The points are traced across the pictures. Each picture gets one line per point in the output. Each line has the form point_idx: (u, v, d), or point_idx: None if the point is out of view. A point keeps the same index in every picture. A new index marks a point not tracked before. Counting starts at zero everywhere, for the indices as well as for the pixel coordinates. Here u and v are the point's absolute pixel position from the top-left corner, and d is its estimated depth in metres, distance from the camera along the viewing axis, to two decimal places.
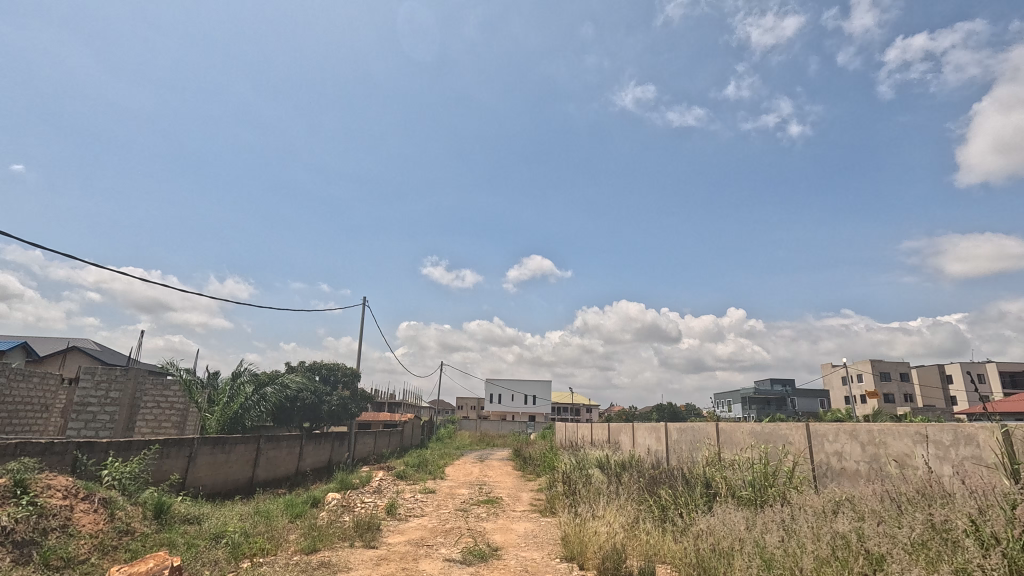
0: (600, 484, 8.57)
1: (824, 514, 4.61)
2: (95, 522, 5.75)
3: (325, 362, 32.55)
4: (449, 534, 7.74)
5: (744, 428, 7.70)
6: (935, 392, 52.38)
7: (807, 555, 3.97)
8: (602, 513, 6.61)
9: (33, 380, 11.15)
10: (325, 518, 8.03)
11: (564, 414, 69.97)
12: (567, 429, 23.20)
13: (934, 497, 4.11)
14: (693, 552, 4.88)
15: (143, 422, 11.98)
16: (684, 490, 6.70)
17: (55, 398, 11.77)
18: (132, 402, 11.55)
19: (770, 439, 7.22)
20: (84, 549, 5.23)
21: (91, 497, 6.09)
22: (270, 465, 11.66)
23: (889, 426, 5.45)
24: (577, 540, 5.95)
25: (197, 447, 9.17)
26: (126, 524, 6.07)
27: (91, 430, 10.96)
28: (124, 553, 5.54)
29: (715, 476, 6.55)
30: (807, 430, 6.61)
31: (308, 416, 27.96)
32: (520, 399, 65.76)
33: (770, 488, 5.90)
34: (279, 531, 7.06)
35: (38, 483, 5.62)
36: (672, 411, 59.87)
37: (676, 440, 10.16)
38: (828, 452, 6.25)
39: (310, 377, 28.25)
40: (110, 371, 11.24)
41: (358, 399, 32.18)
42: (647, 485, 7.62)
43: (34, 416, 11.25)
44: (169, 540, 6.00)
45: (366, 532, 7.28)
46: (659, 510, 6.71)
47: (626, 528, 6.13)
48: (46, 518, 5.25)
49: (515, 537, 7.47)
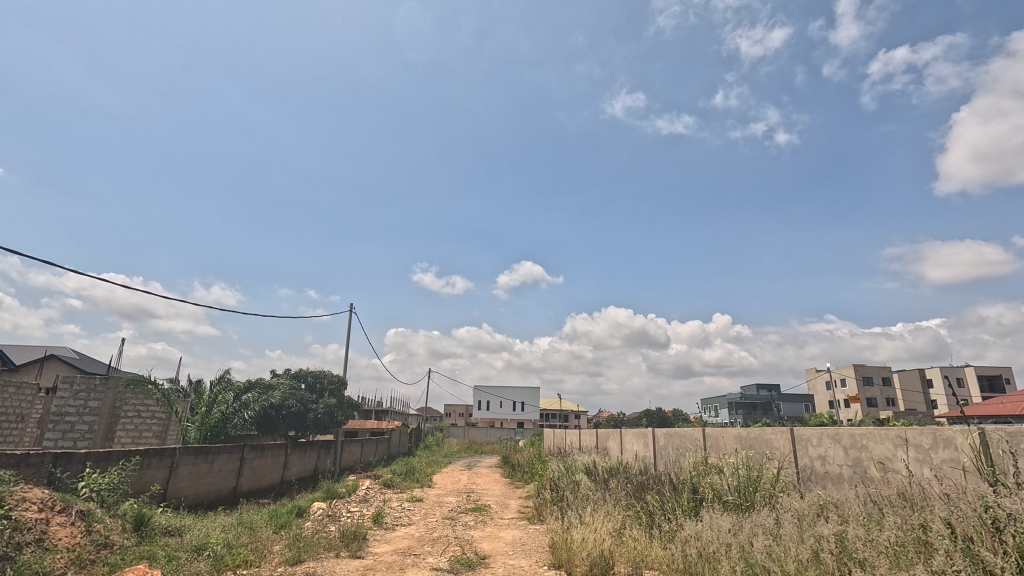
0: (588, 491, 8.58)
1: (806, 519, 4.64)
2: (72, 536, 5.61)
3: (311, 370, 32.19)
4: (437, 542, 7.68)
5: (731, 433, 7.78)
6: (918, 397, 53.26)
7: (789, 558, 4.03)
8: (590, 520, 6.60)
9: (9, 390, 10.88)
10: (311, 527, 7.98)
11: (553, 419, 70.01)
12: (556, 436, 23.32)
13: (914, 499, 4.18)
14: (680, 558, 4.91)
15: (123, 432, 11.65)
16: (672, 496, 6.71)
17: (32, 408, 11.51)
18: (112, 412, 11.27)
19: (755, 444, 7.31)
20: (60, 563, 5.11)
21: (68, 510, 5.94)
22: (254, 475, 11.49)
23: (872, 430, 5.57)
24: (564, 547, 5.91)
25: (179, 457, 9.02)
26: (105, 538, 5.94)
27: (69, 440, 10.71)
28: (102, 567, 5.43)
29: (701, 481, 6.58)
30: (792, 435, 6.66)
31: (293, 425, 27.63)
32: (509, 406, 65.54)
33: (757, 492, 5.94)
34: (264, 543, 6.95)
35: (13, 495, 5.47)
36: (661, 415, 60.17)
37: (664, 446, 10.19)
38: (812, 457, 6.32)
39: (295, 385, 27.92)
40: (89, 380, 11.09)
41: (344, 407, 31.88)
42: (635, 491, 7.65)
43: (10, 426, 11.01)
44: (150, 553, 5.89)
45: (352, 542, 7.21)
46: (646, 516, 6.71)
47: (613, 535, 6.14)
48: (20, 532, 5.11)
49: (503, 545, 7.44)
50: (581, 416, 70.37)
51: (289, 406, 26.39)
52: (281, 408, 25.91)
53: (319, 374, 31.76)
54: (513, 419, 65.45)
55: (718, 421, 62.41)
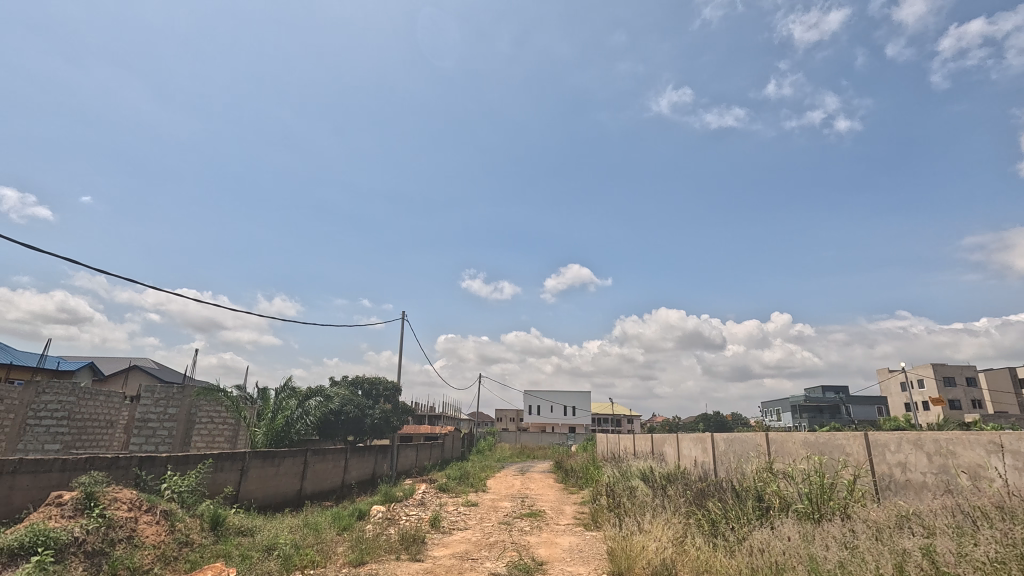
0: (646, 497, 8.37)
1: (886, 531, 4.33)
2: (158, 534, 6.03)
3: (367, 376, 33.23)
4: (494, 547, 7.70)
5: (797, 437, 7.38)
6: (1009, 399, 48.70)
7: (867, 572, 3.78)
8: (649, 528, 6.42)
9: (99, 399, 11.81)
10: (372, 530, 8.20)
11: (606, 424, 68.88)
12: (610, 441, 22.93)
13: (1012, 511, 3.82)
14: (747, 568, 4.72)
15: (198, 437, 12.52)
16: (735, 504, 6.44)
17: (119, 415, 12.48)
18: (188, 418, 12.13)
19: (826, 450, 6.90)
20: (148, 558, 5.50)
21: (153, 509, 6.39)
22: (317, 477, 11.96)
23: (959, 435, 5.13)
24: (623, 555, 5.79)
25: (248, 461, 9.51)
26: (186, 536, 6.34)
27: (151, 445, 11.56)
28: (184, 564, 5.81)
29: (767, 488, 6.27)
30: (867, 440, 6.23)
31: (352, 430, 28.58)
32: (559, 410, 65.15)
33: (829, 501, 5.60)
34: (328, 544, 7.21)
35: (106, 495, 5.95)
36: (719, 420, 57.99)
37: (724, 452, 9.79)
38: (890, 464, 5.88)
39: (352, 391, 28.90)
40: (168, 389, 11.89)
41: (399, 412, 32.73)
42: (694, 498, 7.40)
43: (100, 432, 11.96)
44: (226, 552, 6.24)
45: (412, 545, 7.35)
46: (709, 524, 6.46)
47: (675, 543, 5.95)
48: (114, 529, 5.55)
49: (559, 551, 7.36)
50: (634, 421, 68.94)
51: (347, 412, 27.32)
52: (340, 414, 26.88)
53: (375, 381, 32.59)
54: (564, 424, 65.02)
55: (781, 426, 59.37)
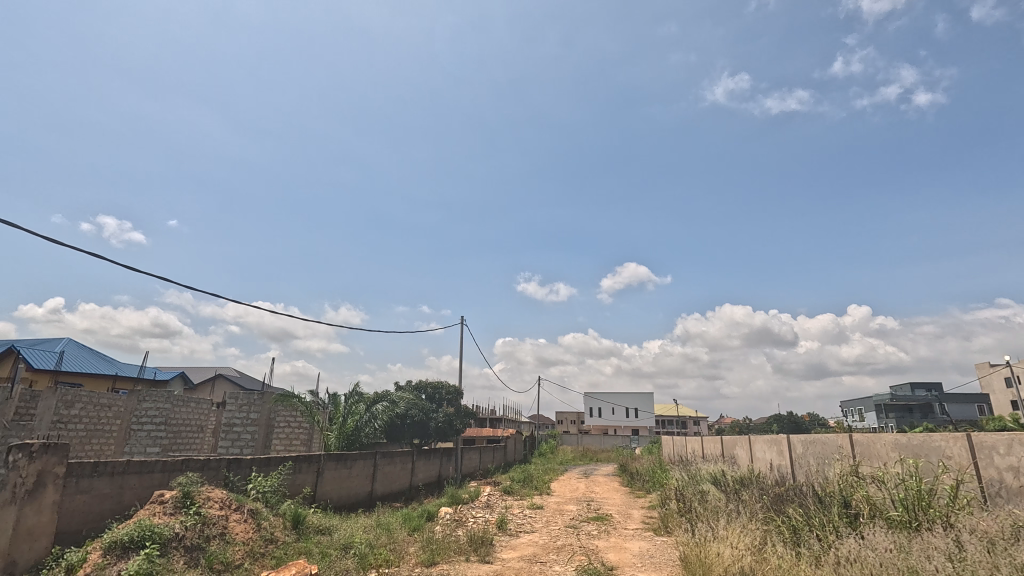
0: (718, 502, 8.02)
1: (999, 542, 3.91)
2: (246, 531, 6.45)
3: (430, 380, 34.07)
4: (562, 551, 7.64)
5: (886, 438, 6.83)
6: None
7: None
8: (724, 534, 6.15)
9: (191, 405, 12.82)
10: (441, 531, 8.38)
11: (670, 426, 66.84)
12: (676, 444, 22.23)
13: None
14: None
15: (277, 441, 13.29)
16: (819, 510, 6.04)
17: (208, 420, 13.48)
18: (268, 423, 12.92)
19: (920, 452, 6.34)
20: (239, 554, 5.90)
21: (241, 508, 6.85)
22: (386, 479, 12.38)
23: None
24: (698, 562, 5.57)
25: (323, 463, 9.98)
26: (271, 534, 6.75)
27: (237, 448, 12.40)
28: (271, 559, 6.18)
29: (855, 494, 5.83)
30: (970, 441, 5.67)
31: (417, 433, 29.37)
32: (621, 412, 63.90)
33: (927, 508, 5.13)
34: (401, 544, 7.43)
35: (200, 495, 6.44)
36: (794, 421, 54.73)
37: (802, 455, 9.22)
38: (1000, 468, 5.31)
39: (416, 396, 29.72)
40: (249, 395, 12.71)
41: (461, 415, 33.30)
42: (772, 504, 7.01)
43: (192, 435, 12.97)
44: (307, 549, 6.58)
45: (480, 547, 7.44)
46: (790, 532, 6.09)
47: (753, 550, 5.66)
48: (208, 526, 5.99)
49: (629, 556, 7.19)
50: (701, 423, 66.44)
51: (412, 416, 28.11)
52: (405, 418, 27.70)
53: (437, 385, 33.36)
54: (627, 426, 63.70)
55: (865, 427, 55.18)
